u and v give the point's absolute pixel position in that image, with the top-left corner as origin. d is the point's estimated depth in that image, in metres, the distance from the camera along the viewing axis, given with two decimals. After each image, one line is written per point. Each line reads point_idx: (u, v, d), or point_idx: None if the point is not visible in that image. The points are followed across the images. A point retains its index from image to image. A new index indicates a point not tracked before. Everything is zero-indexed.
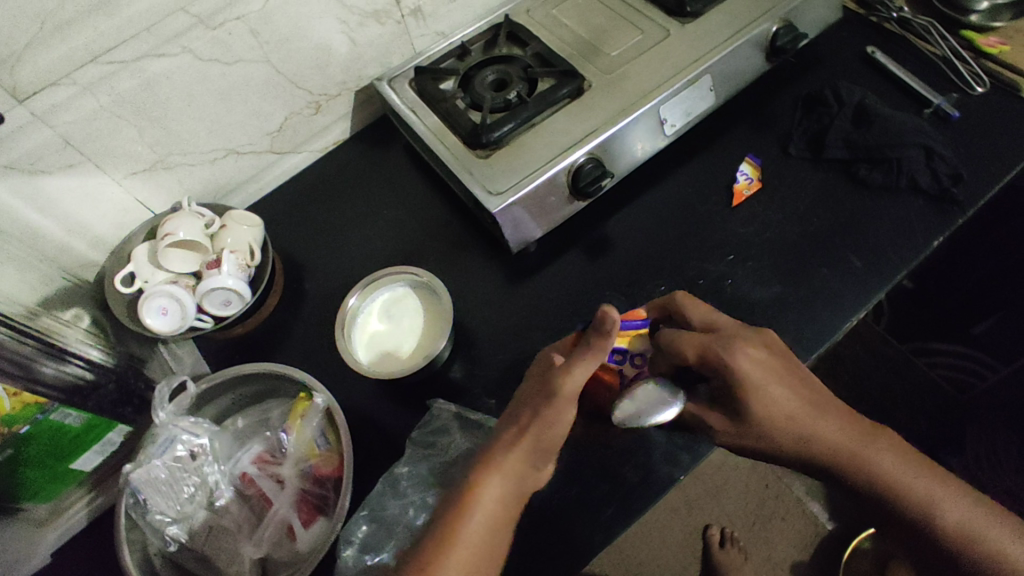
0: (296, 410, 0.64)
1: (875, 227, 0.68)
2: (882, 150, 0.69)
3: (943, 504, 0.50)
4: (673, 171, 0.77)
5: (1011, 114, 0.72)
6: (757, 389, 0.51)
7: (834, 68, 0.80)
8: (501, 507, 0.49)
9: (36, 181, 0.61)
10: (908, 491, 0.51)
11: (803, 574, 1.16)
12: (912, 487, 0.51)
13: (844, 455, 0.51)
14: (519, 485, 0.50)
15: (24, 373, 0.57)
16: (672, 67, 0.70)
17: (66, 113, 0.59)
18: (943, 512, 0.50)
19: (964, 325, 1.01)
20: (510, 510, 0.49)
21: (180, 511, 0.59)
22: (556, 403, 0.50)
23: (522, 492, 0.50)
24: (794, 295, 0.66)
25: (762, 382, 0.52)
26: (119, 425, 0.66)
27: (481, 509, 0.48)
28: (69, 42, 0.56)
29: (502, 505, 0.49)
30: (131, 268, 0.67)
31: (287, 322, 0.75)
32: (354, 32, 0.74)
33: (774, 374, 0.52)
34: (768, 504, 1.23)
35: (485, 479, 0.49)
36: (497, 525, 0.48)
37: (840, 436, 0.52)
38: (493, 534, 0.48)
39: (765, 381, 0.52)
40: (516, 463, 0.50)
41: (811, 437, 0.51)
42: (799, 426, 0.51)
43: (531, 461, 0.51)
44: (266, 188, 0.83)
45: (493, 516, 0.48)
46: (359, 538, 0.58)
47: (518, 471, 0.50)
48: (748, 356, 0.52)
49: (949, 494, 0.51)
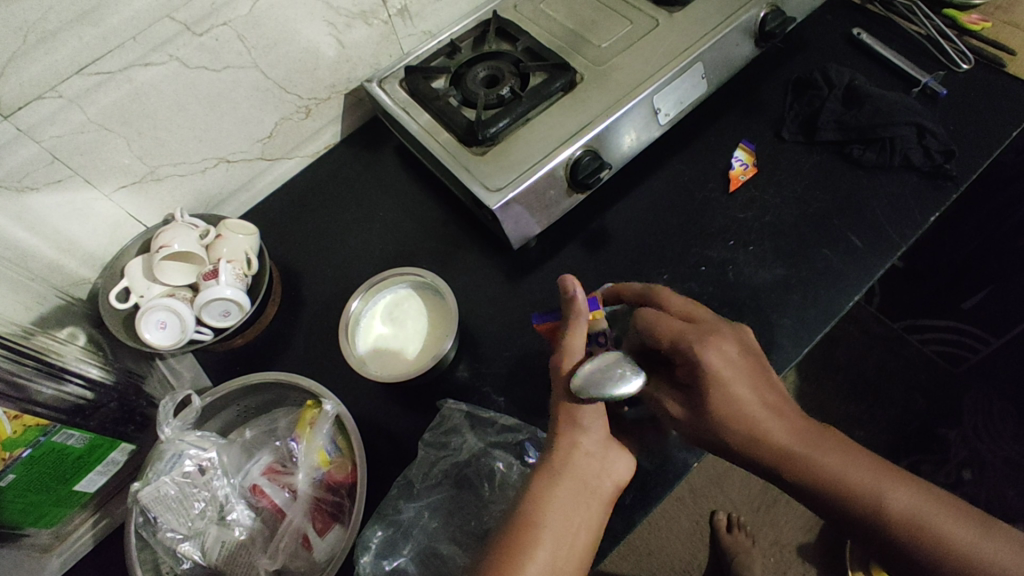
0: (304, 418, 0.63)
1: (873, 206, 0.69)
2: (874, 129, 0.70)
3: (893, 494, 0.45)
4: (668, 160, 0.77)
5: (997, 89, 0.73)
6: (713, 385, 0.50)
7: (822, 52, 0.81)
8: (562, 526, 0.48)
9: (23, 199, 0.60)
10: (851, 479, 0.46)
11: (811, 555, 1.18)
12: (857, 475, 0.46)
13: (801, 460, 0.48)
14: (579, 499, 0.49)
15: (23, 395, 0.56)
16: (664, 56, 0.70)
17: (53, 127, 0.58)
18: (893, 501, 0.45)
19: (955, 302, 1.02)
20: (575, 527, 0.49)
21: (191, 527, 0.57)
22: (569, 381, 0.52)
23: (588, 488, 0.50)
24: (797, 277, 0.67)
25: (721, 378, 0.50)
26: (122, 443, 0.64)
27: (540, 530, 0.47)
28: (54, 53, 0.54)
29: (563, 524, 0.48)
30: (125, 283, 0.65)
31: (287, 330, 0.74)
32: (342, 34, 0.73)
33: (730, 372, 0.50)
34: (773, 488, 1.24)
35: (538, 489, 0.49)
36: (565, 543, 0.48)
37: (795, 439, 0.48)
38: (563, 553, 0.47)
39: (719, 376, 0.50)
40: (565, 478, 0.50)
41: (766, 440, 0.48)
42: (746, 409, 0.49)
43: (585, 472, 0.50)
44: (257, 196, 0.82)
45: (556, 535, 0.48)
46: (375, 544, 0.57)
47: (573, 476, 0.50)
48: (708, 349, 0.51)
49: (915, 499, 0.45)
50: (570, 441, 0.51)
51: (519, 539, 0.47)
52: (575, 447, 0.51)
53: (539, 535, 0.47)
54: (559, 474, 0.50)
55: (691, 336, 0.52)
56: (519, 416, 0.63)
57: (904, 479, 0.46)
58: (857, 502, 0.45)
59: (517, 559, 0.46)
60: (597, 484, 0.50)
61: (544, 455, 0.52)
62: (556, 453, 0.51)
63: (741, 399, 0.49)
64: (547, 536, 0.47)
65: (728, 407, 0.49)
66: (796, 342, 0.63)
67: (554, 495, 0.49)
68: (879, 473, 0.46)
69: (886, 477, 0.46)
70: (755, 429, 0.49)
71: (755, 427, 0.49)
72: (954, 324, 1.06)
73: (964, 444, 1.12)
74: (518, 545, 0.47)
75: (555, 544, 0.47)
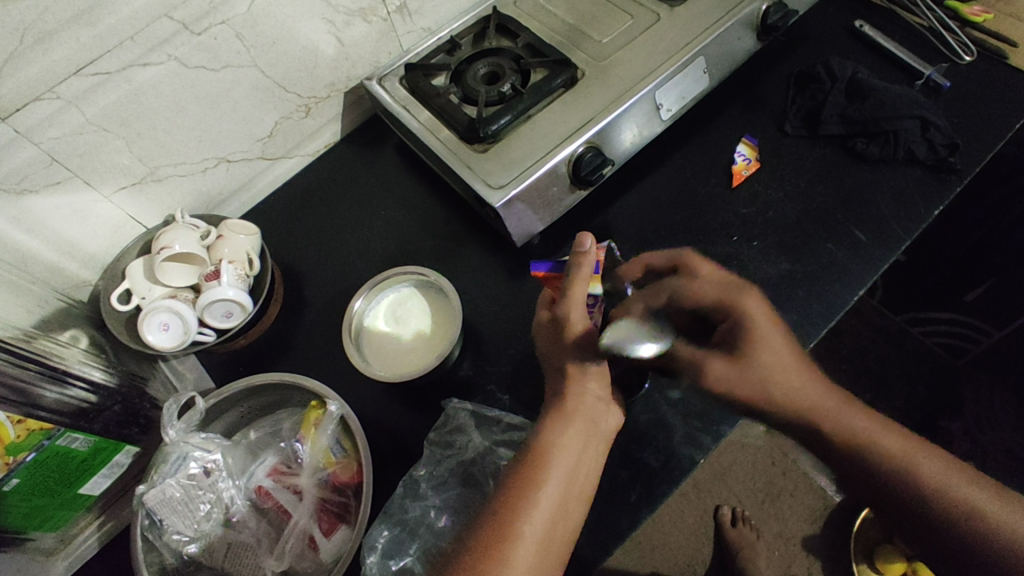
0: (308, 419, 0.62)
1: (877, 200, 0.69)
2: (878, 123, 0.69)
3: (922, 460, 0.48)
4: (670, 155, 0.77)
5: (1000, 81, 0.73)
6: (755, 344, 0.49)
7: (823, 45, 0.80)
8: (574, 464, 0.51)
9: (22, 201, 0.59)
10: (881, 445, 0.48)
11: (814, 548, 1.18)
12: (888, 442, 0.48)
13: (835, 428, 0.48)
14: (587, 441, 0.52)
15: (27, 399, 0.55)
16: (665, 51, 0.69)
17: (52, 129, 0.57)
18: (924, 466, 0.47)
19: (958, 293, 1.01)
20: (583, 467, 0.52)
21: (197, 529, 0.57)
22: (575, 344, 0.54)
23: (592, 436, 0.53)
24: (801, 272, 0.66)
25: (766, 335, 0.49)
26: (126, 446, 0.64)
27: (554, 465, 0.50)
28: (51, 54, 0.54)
29: (574, 463, 0.51)
30: (127, 284, 0.65)
31: (290, 330, 0.73)
32: (341, 32, 0.72)
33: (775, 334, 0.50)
34: (776, 482, 1.24)
35: (552, 430, 0.52)
36: (575, 479, 0.51)
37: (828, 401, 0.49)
38: (573, 487, 0.50)
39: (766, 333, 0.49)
40: (577, 420, 0.53)
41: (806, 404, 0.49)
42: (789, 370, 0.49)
43: (591, 417, 0.54)
44: (258, 196, 0.82)
45: (569, 471, 0.50)
46: (381, 544, 0.57)
47: (580, 422, 0.53)
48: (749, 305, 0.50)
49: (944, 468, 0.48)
50: (581, 387, 0.54)
51: (535, 472, 0.50)
52: (585, 392, 0.54)
53: (554, 468, 0.50)
54: (571, 417, 0.53)
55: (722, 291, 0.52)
56: (523, 414, 0.63)
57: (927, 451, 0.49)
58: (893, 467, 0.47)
59: (534, 491, 0.49)
60: (600, 429, 0.54)
61: (553, 402, 0.54)
62: (567, 397, 0.54)
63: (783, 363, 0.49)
64: (561, 470, 0.50)
65: (776, 365, 0.49)
66: (801, 337, 0.63)
67: (566, 435, 0.52)
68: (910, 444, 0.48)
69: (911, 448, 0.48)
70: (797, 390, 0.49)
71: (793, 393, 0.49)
72: (957, 317, 1.06)
73: (966, 438, 1.13)
74: (534, 477, 0.49)
75: (566, 478, 0.50)
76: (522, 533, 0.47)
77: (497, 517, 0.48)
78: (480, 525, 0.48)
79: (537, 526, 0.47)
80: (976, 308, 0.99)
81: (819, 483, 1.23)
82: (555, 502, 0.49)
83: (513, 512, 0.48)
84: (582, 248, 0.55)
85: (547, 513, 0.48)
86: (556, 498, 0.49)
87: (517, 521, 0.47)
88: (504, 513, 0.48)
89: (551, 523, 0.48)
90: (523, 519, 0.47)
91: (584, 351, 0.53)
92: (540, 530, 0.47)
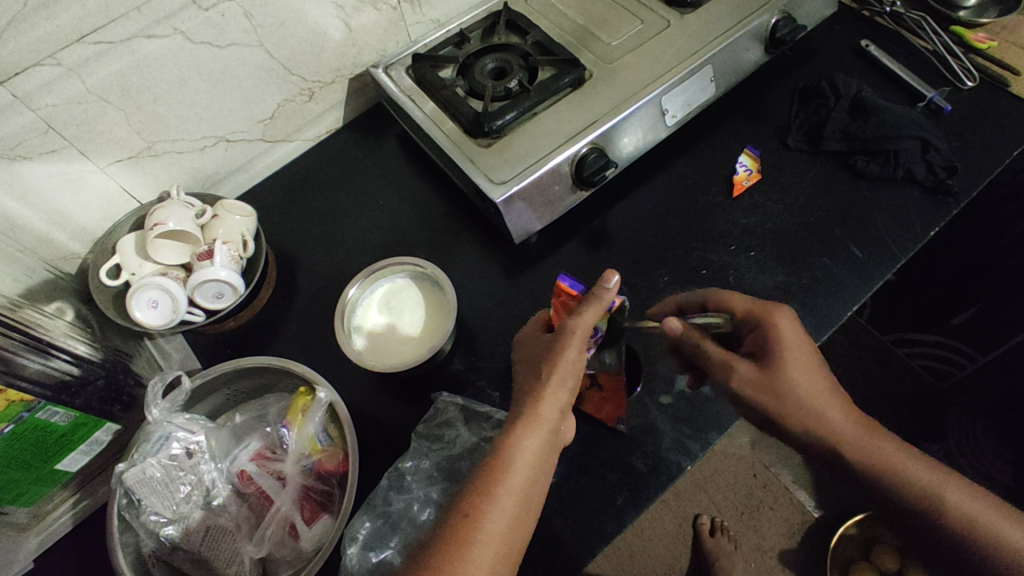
0: (296, 405, 0.62)
1: (875, 219, 0.69)
2: (878, 142, 0.70)
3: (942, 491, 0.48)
4: (672, 162, 0.77)
5: (1000, 108, 0.74)
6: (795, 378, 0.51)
7: (830, 62, 0.81)
8: (528, 479, 0.47)
9: (15, 168, 0.58)
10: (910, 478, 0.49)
11: (791, 562, 1.19)
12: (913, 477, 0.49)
13: (896, 455, 0.49)
14: (547, 449, 0.49)
15: (10, 369, 0.54)
16: (674, 57, 0.70)
17: (49, 96, 0.56)
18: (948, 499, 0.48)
19: (944, 317, 1.02)
20: (543, 474, 0.48)
21: (176, 511, 0.56)
22: (561, 356, 0.51)
23: (555, 445, 0.50)
24: (797, 284, 0.67)
25: (793, 361, 0.52)
26: (107, 423, 0.63)
27: (508, 478, 0.46)
28: (55, 19, 0.53)
29: (535, 472, 0.47)
30: (116, 259, 0.64)
31: (281, 316, 0.73)
32: (351, 17, 0.72)
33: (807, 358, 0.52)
34: (756, 493, 1.25)
35: (519, 436, 0.48)
36: (530, 493, 0.47)
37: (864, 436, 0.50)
38: (527, 502, 0.46)
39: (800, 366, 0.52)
40: (536, 429, 0.49)
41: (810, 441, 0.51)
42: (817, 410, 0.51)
43: (554, 427, 0.50)
44: (255, 178, 0.81)
45: (524, 486, 0.46)
46: (363, 536, 0.56)
47: (544, 431, 0.49)
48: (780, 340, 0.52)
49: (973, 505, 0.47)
50: (543, 394, 0.50)
51: (492, 482, 0.46)
52: (552, 401, 0.50)
53: (508, 483, 0.46)
54: (532, 426, 0.49)
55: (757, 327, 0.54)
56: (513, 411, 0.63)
57: (956, 477, 0.49)
58: (900, 495, 0.48)
59: (483, 508, 0.45)
60: (560, 436, 0.51)
61: (518, 408, 0.51)
62: (528, 406, 0.50)
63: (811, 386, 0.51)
64: (519, 481, 0.46)
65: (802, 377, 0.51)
66: None
67: (522, 443, 0.48)
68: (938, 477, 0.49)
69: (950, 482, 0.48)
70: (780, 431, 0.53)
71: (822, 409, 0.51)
72: (942, 340, 1.07)
73: (946, 459, 1.15)
74: (485, 492, 0.46)
75: (521, 493, 0.46)
76: (471, 557, 0.43)
77: (444, 540, 0.44)
78: (426, 548, 0.44)
79: (487, 546, 0.43)
80: (962, 333, 1.01)
81: (800, 497, 1.23)
82: (507, 517, 0.45)
83: (460, 529, 0.44)
84: (607, 284, 0.51)
85: (499, 534, 0.44)
86: (512, 510, 0.45)
87: (465, 544, 0.43)
88: (456, 529, 0.44)
89: (504, 541, 0.44)
90: (475, 531, 0.44)
91: (573, 370, 0.51)
92: (491, 549, 0.44)
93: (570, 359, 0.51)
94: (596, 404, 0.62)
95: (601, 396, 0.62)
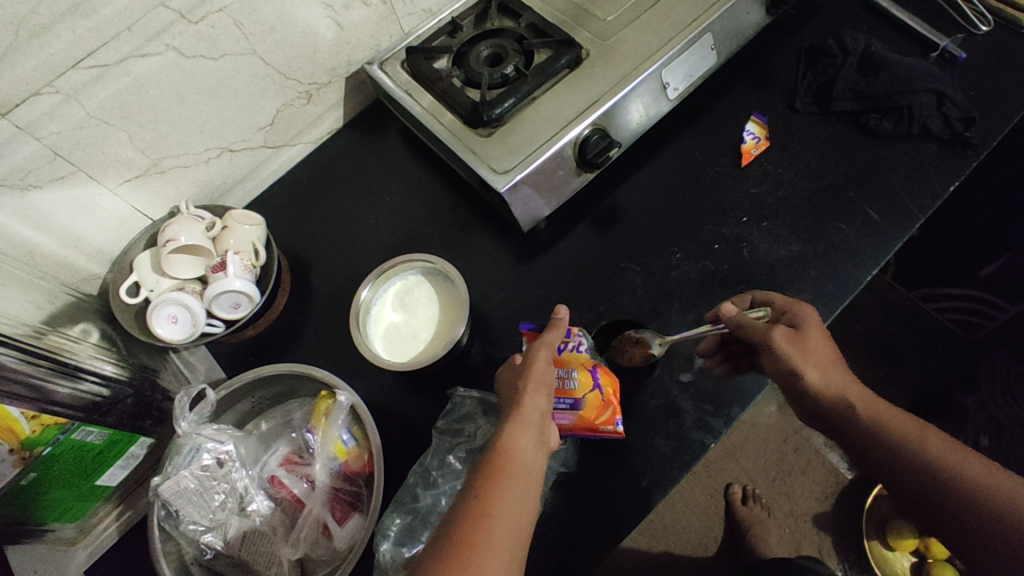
0: (319, 409, 0.62)
1: (891, 178, 0.68)
2: (891, 98, 0.68)
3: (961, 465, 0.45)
4: (678, 134, 0.75)
5: (1018, 50, 0.71)
6: (814, 343, 0.52)
7: (836, 16, 0.78)
8: (525, 470, 0.47)
9: (26, 198, 0.59)
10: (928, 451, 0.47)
11: (826, 524, 1.18)
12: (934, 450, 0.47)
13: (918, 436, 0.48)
14: (535, 447, 0.49)
15: (41, 395, 0.56)
16: (672, 28, 0.68)
17: (52, 123, 0.57)
18: (966, 471, 0.45)
19: (971, 270, 0.99)
20: (534, 470, 0.48)
21: (213, 519, 0.58)
22: (530, 368, 0.53)
23: (541, 444, 0.50)
24: (813, 252, 0.66)
25: (821, 336, 0.53)
26: (140, 438, 0.65)
27: (510, 467, 0.47)
28: (47, 47, 0.53)
29: (529, 466, 0.48)
30: (135, 277, 0.65)
31: (298, 322, 0.73)
32: (340, 16, 0.71)
33: (828, 343, 0.53)
34: (788, 458, 1.25)
35: (511, 434, 0.49)
36: (528, 485, 0.47)
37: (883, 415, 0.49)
38: (526, 488, 0.46)
39: (821, 337, 0.53)
40: (525, 425, 0.50)
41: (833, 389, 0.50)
42: (837, 378, 0.51)
43: (538, 425, 0.50)
44: (262, 185, 0.82)
45: (522, 478, 0.47)
46: (394, 532, 0.58)
47: (531, 428, 0.50)
48: (813, 316, 0.54)
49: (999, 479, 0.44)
50: (524, 396, 0.51)
51: (495, 475, 0.46)
52: (533, 403, 0.51)
53: (509, 470, 0.46)
54: (520, 423, 0.50)
55: (792, 304, 0.56)
56: None
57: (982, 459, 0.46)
58: (921, 469, 0.46)
59: (492, 494, 0.45)
60: (545, 438, 0.51)
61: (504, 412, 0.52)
62: (512, 406, 0.51)
63: (833, 357, 0.52)
64: (516, 472, 0.47)
65: (826, 349, 0.52)
66: None
67: (516, 438, 0.48)
68: (959, 455, 0.46)
69: (976, 462, 0.46)
70: (819, 375, 0.51)
71: (838, 382, 0.51)
72: (967, 292, 1.04)
73: (982, 411, 1.14)
74: (492, 481, 0.46)
75: (522, 483, 0.46)
76: (483, 542, 0.42)
77: (459, 525, 0.43)
78: (438, 538, 0.43)
79: (495, 531, 0.43)
80: (989, 284, 0.98)
81: (831, 460, 1.23)
82: (510, 506, 0.45)
83: (464, 520, 0.44)
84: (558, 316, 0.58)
85: (505, 522, 0.44)
86: (514, 500, 0.45)
87: (474, 531, 0.43)
88: (465, 519, 0.44)
89: (508, 530, 0.44)
90: (482, 520, 0.43)
91: (539, 378, 0.53)
92: (500, 535, 0.43)
93: (540, 369, 0.53)
94: (598, 409, 0.55)
95: (605, 400, 0.56)
